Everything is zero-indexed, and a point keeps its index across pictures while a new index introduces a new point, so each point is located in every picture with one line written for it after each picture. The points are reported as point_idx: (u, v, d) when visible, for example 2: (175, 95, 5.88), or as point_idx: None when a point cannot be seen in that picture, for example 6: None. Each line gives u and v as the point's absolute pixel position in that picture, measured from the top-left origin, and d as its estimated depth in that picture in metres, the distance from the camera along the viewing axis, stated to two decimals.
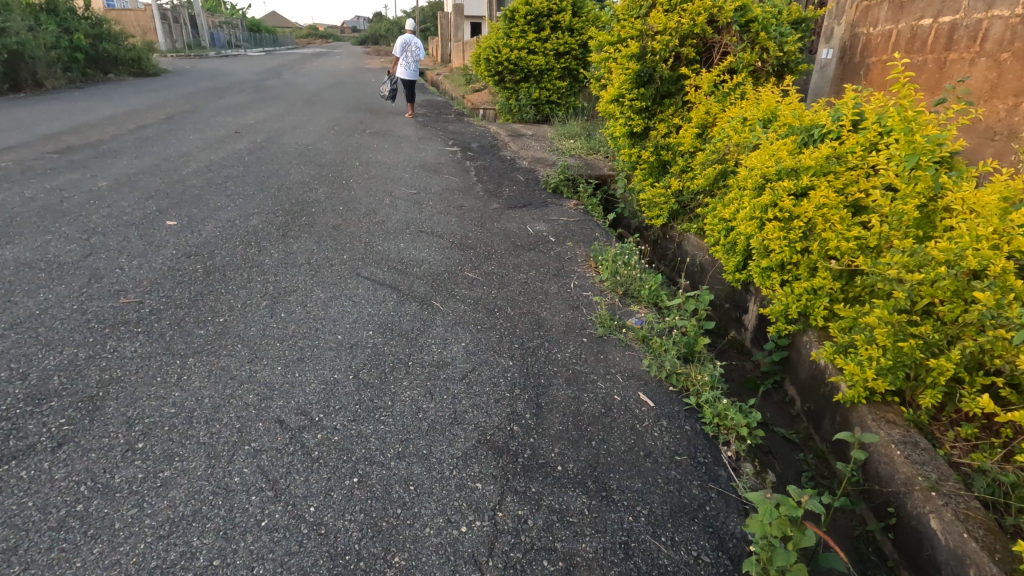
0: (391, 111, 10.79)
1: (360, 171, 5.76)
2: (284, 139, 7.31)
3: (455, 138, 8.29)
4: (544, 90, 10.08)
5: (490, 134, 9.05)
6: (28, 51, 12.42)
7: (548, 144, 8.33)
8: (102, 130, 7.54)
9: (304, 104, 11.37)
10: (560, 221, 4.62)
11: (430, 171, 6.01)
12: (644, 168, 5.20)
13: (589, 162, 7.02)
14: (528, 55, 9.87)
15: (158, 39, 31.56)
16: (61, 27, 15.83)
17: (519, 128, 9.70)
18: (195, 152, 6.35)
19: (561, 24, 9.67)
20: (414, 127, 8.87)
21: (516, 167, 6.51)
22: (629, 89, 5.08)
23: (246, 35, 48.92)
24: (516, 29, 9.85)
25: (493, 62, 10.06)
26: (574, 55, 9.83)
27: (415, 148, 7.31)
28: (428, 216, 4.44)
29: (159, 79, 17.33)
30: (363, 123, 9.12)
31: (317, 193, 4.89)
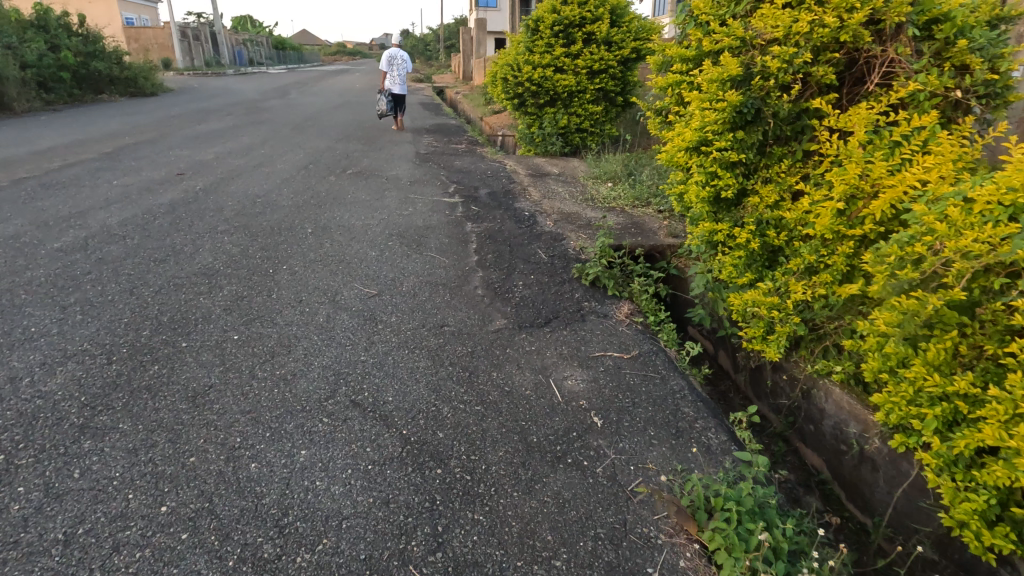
0: (390, 141, 9.05)
1: (307, 246, 3.97)
2: (232, 186, 5.58)
3: (459, 181, 6.48)
4: (574, 116, 8.25)
5: (505, 173, 7.24)
6: None
7: (578, 188, 6.43)
8: (9, 173, 5.94)
9: (291, 131, 9.74)
10: (606, 360, 2.72)
11: (409, 242, 4.18)
12: (737, 254, 3.28)
13: (636, 222, 5.13)
14: (556, 74, 8.06)
15: (176, 57, 30.99)
16: (48, 44, 14.61)
17: (543, 164, 7.84)
18: (98, 209, 4.67)
19: (597, 36, 7.85)
20: (410, 166, 7.09)
21: (536, 234, 4.61)
22: (718, 132, 3.16)
23: (269, 51, 48.49)
24: (541, 42, 8.04)
25: (512, 82, 8.26)
26: (612, 74, 8.00)
27: (402, 198, 5.50)
28: (382, 355, 2.60)
29: (154, 100, 15.99)
30: (348, 158, 7.39)
31: (217, 296, 3.11)
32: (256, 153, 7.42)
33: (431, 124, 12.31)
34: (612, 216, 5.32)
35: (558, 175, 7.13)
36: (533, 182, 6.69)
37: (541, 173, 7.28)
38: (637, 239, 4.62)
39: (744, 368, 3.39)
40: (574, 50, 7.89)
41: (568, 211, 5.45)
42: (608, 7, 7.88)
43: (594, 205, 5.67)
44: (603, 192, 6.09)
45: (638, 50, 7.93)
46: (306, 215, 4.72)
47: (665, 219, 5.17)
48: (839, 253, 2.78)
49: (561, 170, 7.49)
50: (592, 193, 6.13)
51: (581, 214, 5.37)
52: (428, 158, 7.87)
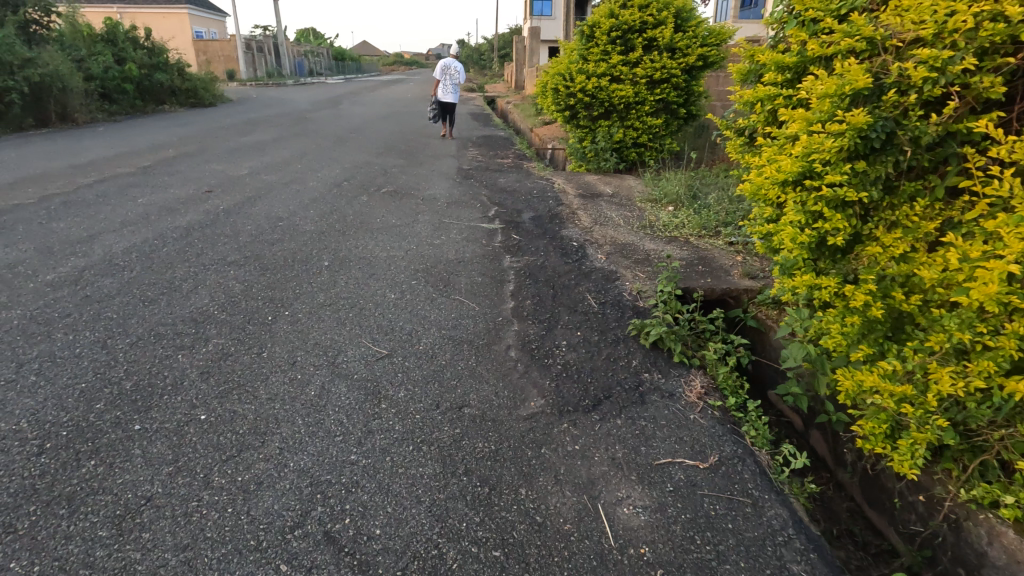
0: (432, 156, 8.59)
1: (319, 284, 3.46)
2: (257, 206, 5.19)
3: (502, 202, 5.89)
4: (631, 130, 7.55)
5: (553, 192, 6.61)
6: (57, 83, 11.31)
7: (634, 212, 5.72)
8: (39, 190, 5.77)
9: (334, 143, 9.46)
10: (674, 471, 2.04)
11: (437, 281, 3.61)
12: (847, 320, 2.48)
13: (703, 257, 4.40)
14: (612, 84, 7.38)
15: (239, 68, 32.10)
16: (114, 57, 15.10)
17: (595, 182, 7.15)
18: (110, 232, 4.34)
19: (659, 42, 7.13)
20: (449, 185, 6.57)
21: (585, 272, 3.95)
22: (830, 161, 2.40)
23: (330, 63, 49.93)
24: (596, 50, 7.37)
25: (563, 93, 7.59)
26: (674, 84, 7.27)
27: (436, 223, 4.96)
28: (378, 451, 2.01)
29: (211, 111, 16.29)
30: (386, 175, 6.95)
31: (199, 352, 2.61)
32: (292, 168, 7.09)
33: (479, 136, 11.84)
34: (674, 249, 4.58)
35: (611, 196, 6.44)
36: (583, 205, 6.02)
37: (592, 192, 6.61)
38: (706, 281, 3.87)
39: (851, 467, 2.60)
40: (634, 59, 7.19)
41: (622, 241, 4.75)
42: (672, 10, 7.11)
43: (653, 234, 4.95)
44: (663, 218, 5.35)
45: (705, 58, 7.18)
46: (326, 244, 4.24)
47: (738, 256, 4.40)
48: (1008, 333, 1.93)
49: (615, 190, 6.78)
50: (650, 219, 5.40)
51: (637, 245, 4.66)
52: (470, 175, 7.34)
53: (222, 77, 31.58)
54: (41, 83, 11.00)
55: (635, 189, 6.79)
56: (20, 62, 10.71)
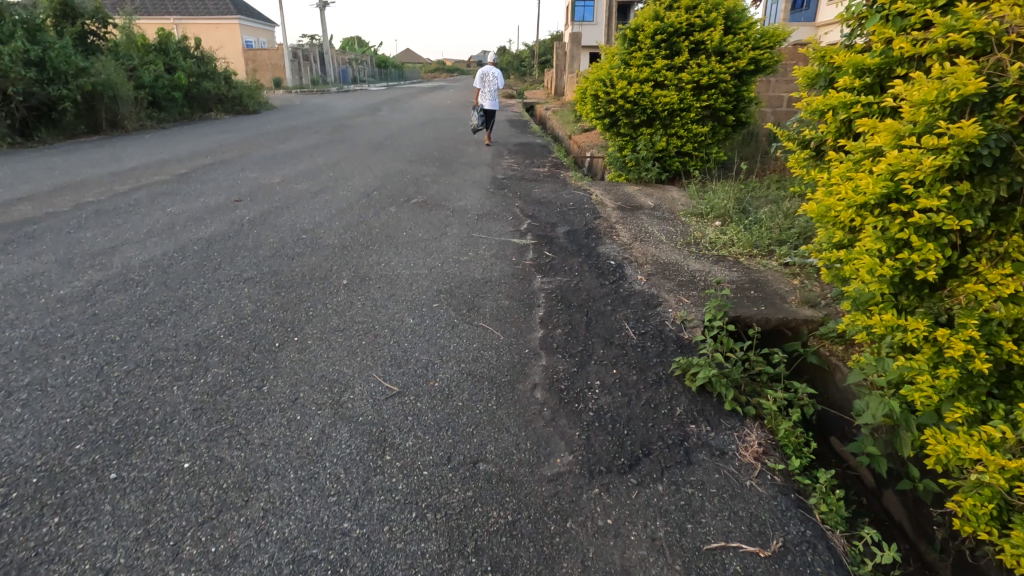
0: (467, 164, 8.37)
1: (334, 305, 3.23)
2: (283, 217, 5.05)
3: (536, 214, 5.59)
4: (675, 138, 7.14)
5: (590, 203, 6.26)
6: (108, 92, 11.66)
7: (678, 227, 5.32)
8: (75, 198, 5.80)
9: (368, 151, 9.36)
10: (727, 559, 1.69)
11: (460, 303, 3.33)
12: (939, 370, 2.07)
13: (755, 280, 3.99)
14: (656, 90, 6.99)
15: (286, 76, 32.95)
16: (165, 65, 15.60)
17: (635, 193, 6.76)
18: (132, 244, 4.24)
19: (707, 45, 6.71)
20: (482, 196, 6.32)
21: (623, 295, 3.60)
22: (925, 181, 2.00)
23: (373, 71, 50.86)
24: (639, 54, 6.99)
25: (603, 99, 7.21)
26: (722, 89, 6.84)
27: (465, 236, 4.70)
28: (376, 517, 1.73)
29: (255, 117, 16.63)
30: (418, 184, 6.75)
31: (195, 385, 2.39)
32: (323, 177, 6.98)
33: (516, 143, 11.58)
34: (723, 270, 4.18)
35: (653, 209, 6.04)
36: (623, 218, 5.66)
37: (632, 205, 6.23)
38: (759, 310, 3.46)
39: (939, 547, 2.16)
40: (679, 63, 6.79)
41: (665, 260, 4.37)
42: (722, 11, 6.69)
43: (699, 252, 4.55)
44: (710, 235, 4.94)
45: (756, 61, 6.73)
46: (348, 259, 4.03)
47: (795, 279, 3.98)
48: None
49: (656, 201, 6.38)
50: (696, 235, 5.00)
51: (681, 265, 4.27)
52: (504, 184, 7.07)
53: (270, 85, 32.49)
54: (93, 91, 11.37)
55: (679, 201, 6.37)
56: (75, 71, 11.09)
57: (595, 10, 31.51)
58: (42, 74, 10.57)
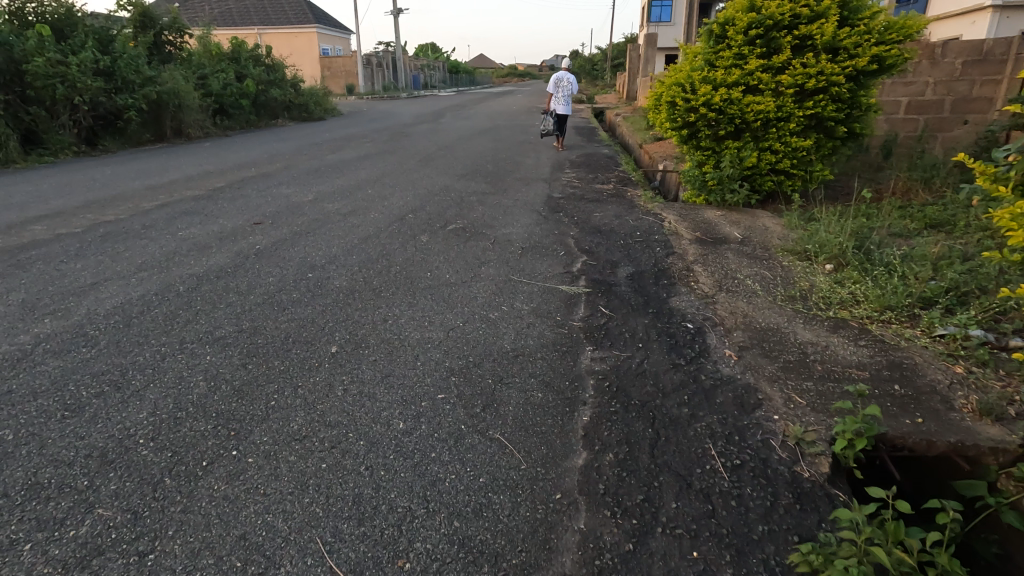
0: (521, 180, 7.49)
1: (307, 390, 2.43)
2: (296, 247, 4.37)
3: (594, 247, 4.61)
4: (769, 154, 5.96)
5: (661, 232, 5.21)
6: (174, 100, 11.76)
7: (775, 271, 4.17)
8: (95, 216, 5.44)
9: (419, 163, 8.71)
10: None
11: (475, 394, 2.43)
12: None
13: (897, 361, 2.90)
14: (747, 95, 5.83)
15: (357, 83, 33.54)
16: (235, 73, 15.83)
17: (718, 219, 5.63)
18: (116, 282, 3.67)
19: (815, 40, 5.49)
20: (532, 221, 5.41)
21: (706, 387, 2.58)
22: None
23: (443, 76, 51.31)
24: (728, 53, 5.85)
25: (682, 107, 6.11)
26: (833, 94, 5.58)
27: (503, 279, 3.80)
28: None
29: (319, 124, 16.58)
30: (461, 205, 5.94)
31: (58, 543, 1.63)
32: (360, 194, 6.33)
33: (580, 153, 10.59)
34: (846, 344, 3.07)
35: (740, 242, 4.90)
36: (702, 255, 4.56)
37: (714, 236, 5.11)
38: (915, 424, 2.37)
39: None
40: (779, 63, 5.59)
41: (762, 325, 3.29)
42: None
43: (808, 313, 3.44)
44: (822, 286, 3.79)
45: (879, 59, 5.44)
46: (350, 312, 3.23)
47: (958, 365, 2.83)
48: None
49: (744, 232, 5.23)
50: (802, 284, 3.87)
51: (786, 333, 3.19)
52: (560, 205, 6.13)
53: (342, 91, 33.18)
54: (158, 100, 11.46)
55: (774, 233, 5.18)
56: (141, 80, 11.22)
57: (673, 10, 29.92)
58: (110, 83, 10.72)
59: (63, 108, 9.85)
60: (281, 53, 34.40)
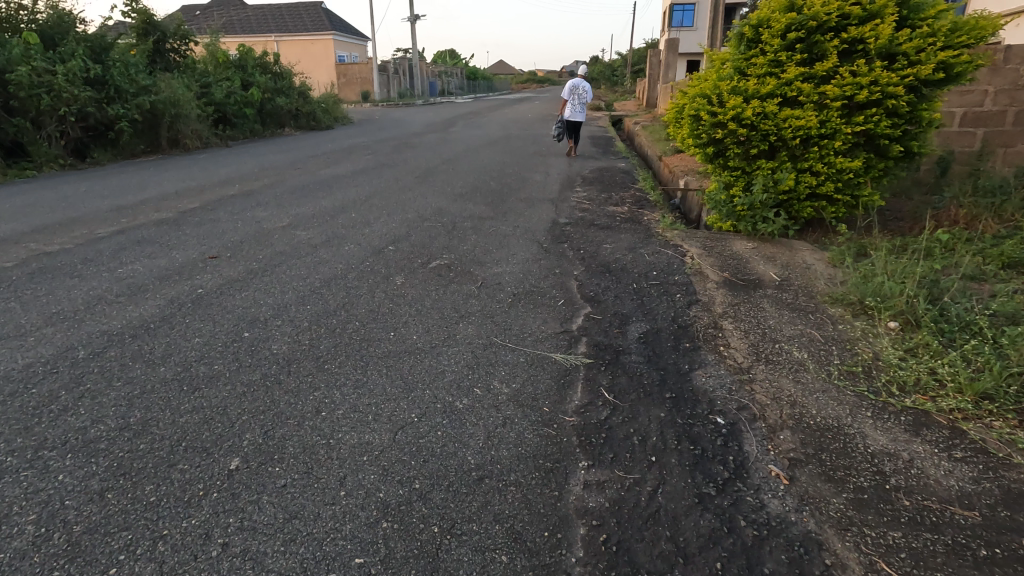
0: (525, 201, 6.75)
1: (172, 544, 1.71)
2: (243, 293, 3.69)
3: (600, 293, 3.85)
4: (809, 176, 5.13)
5: (681, 270, 4.42)
6: (170, 110, 11.31)
7: (825, 331, 3.34)
8: (39, 244, 4.84)
9: (416, 179, 8.03)
10: None
11: (409, 556, 1.69)
12: None
13: (1015, 492, 2.06)
14: (784, 108, 5.02)
15: (372, 90, 33.28)
16: (240, 81, 15.42)
17: (749, 253, 4.81)
18: (10, 341, 3.01)
19: (867, 44, 4.67)
20: (530, 255, 4.66)
21: (747, 544, 1.79)
22: None
23: (460, 82, 51.01)
24: (762, 60, 5.06)
25: (708, 122, 5.33)
26: (888, 107, 4.74)
27: (482, 343, 3.05)
28: None
29: (326, 134, 16.08)
30: (451, 234, 5.22)
31: None
32: (341, 219, 5.65)
33: (593, 167, 9.81)
34: (937, 459, 2.25)
35: (778, 287, 4.08)
36: (732, 305, 3.75)
37: (745, 276, 4.29)
38: None
39: None
40: (823, 71, 4.79)
41: (816, 422, 2.48)
42: None
43: (877, 403, 2.62)
44: (891, 358, 2.95)
45: (945, 67, 4.59)
46: (277, 394, 2.52)
47: None
48: None
49: (781, 271, 4.41)
50: (863, 354, 3.04)
51: (851, 437, 2.38)
52: (565, 234, 5.37)
53: (358, 99, 32.93)
54: (153, 109, 11.02)
55: (818, 274, 4.36)
56: (135, 89, 10.80)
57: (695, 14, 28.99)
58: (102, 93, 10.31)
59: (49, 118, 9.43)
60: (297, 61, 34.36)
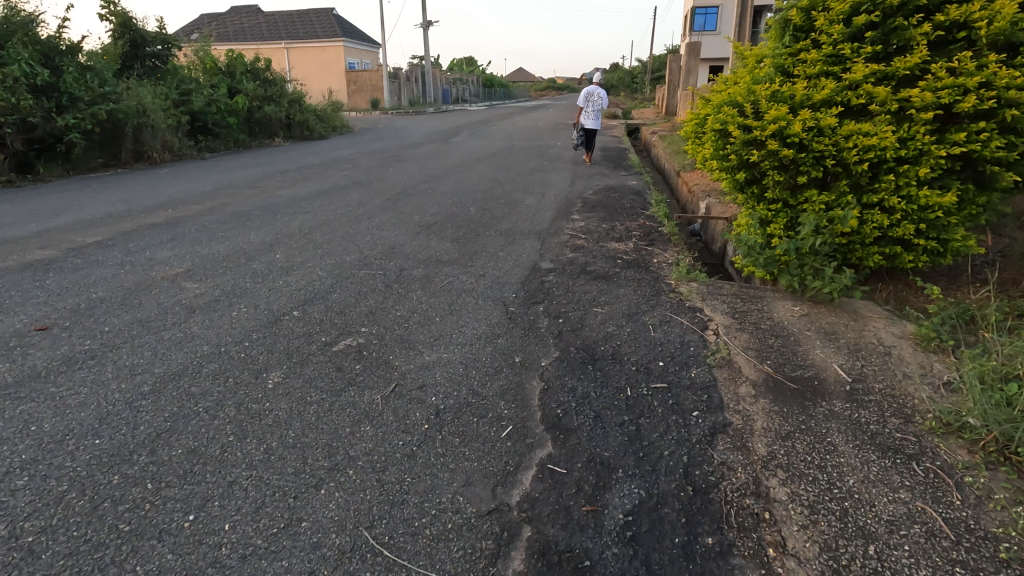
0: (505, 235, 5.42)
1: None
2: (21, 406, 2.42)
3: (571, 408, 2.49)
4: (879, 213, 3.73)
5: (699, 357, 3.04)
6: (133, 120, 10.30)
7: (949, 514, 1.94)
8: None
9: (384, 202, 6.77)
10: None
11: None
12: None
13: None
14: (846, 121, 3.65)
15: (383, 98, 32.41)
16: (227, 89, 14.44)
17: (798, 328, 3.41)
18: None
19: (974, 29, 3.27)
20: (486, 327, 3.32)
21: None
22: None
23: (476, 90, 50.10)
24: (816, 54, 3.69)
25: (740, 138, 3.96)
26: (1002, 118, 3.33)
27: (339, 545, 1.73)
28: None
29: (317, 144, 15.00)
30: (390, 288, 3.91)
31: None
32: (256, 264, 4.39)
33: (600, 186, 8.43)
34: None
35: (850, 395, 2.67)
36: (783, 438, 2.34)
37: (796, 371, 2.88)
38: None
39: None
40: (905, 68, 3.41)
41: None
42: None
43: None
44: None
45: None
46: None
47: None
48: None
49: (850, 362, 3.00)
50: None
51: None
52: (544, 288, 4.02)
53: (368, 106, 32.08)
54: (112, 119, 10.00)
55: (902, 367, 2.96)
56: (92, 97, 9.78)
57: (718, 17, 27.51)
58: (51, 101, 9.32)
59: None
60: (308, 69, 33.75)
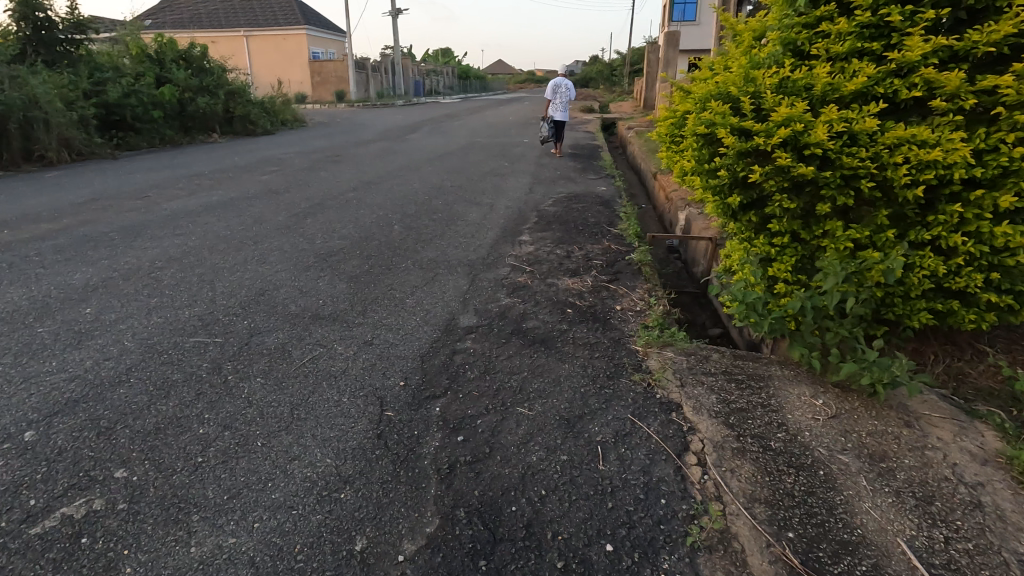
0: (425, 269, 4.13)
1: None
2: None
3: None
4: (934, 257, 2.55)
5: (674, 526, 1.81)
6: (20, 114, 8.77)
7: None
8: None
9: (289, 219, 5.42)
10: None
11: None
12: None
13: None
14: (892, 123, 2.45)
15: (349, 90, 30.73)
16: (153, 78, 12.85)
17: (826, 446, 2.20)
18: None
19: None
20: (328, 462, 2.04)
21: None
22: None
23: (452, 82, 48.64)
24: (847, 24, 2.49)
25: (735, 145, 2.73)
26: None
27: None
28: None
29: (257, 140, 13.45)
30: (215, 374, 2.60)
31: None
32: (44, 327, 3.05)
33: (564, 194, 7.16)
34: None
35: None
36: None
37: (840, 567, 1.67)
38: None
39: None
40: (990, 43, 2.23)
41: None
42: None
43: None
44: None
45: None
46: None
47: None
48: None
49: (923, 531, 1.81)
50: None
51: None
52: (451, 368, 2.75)
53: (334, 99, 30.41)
54: None
55: (1008, 540, 1.77)
56: None
57: (698, 7, 26.33)
58: None
59: None
60: (269, 58, 31.87)
